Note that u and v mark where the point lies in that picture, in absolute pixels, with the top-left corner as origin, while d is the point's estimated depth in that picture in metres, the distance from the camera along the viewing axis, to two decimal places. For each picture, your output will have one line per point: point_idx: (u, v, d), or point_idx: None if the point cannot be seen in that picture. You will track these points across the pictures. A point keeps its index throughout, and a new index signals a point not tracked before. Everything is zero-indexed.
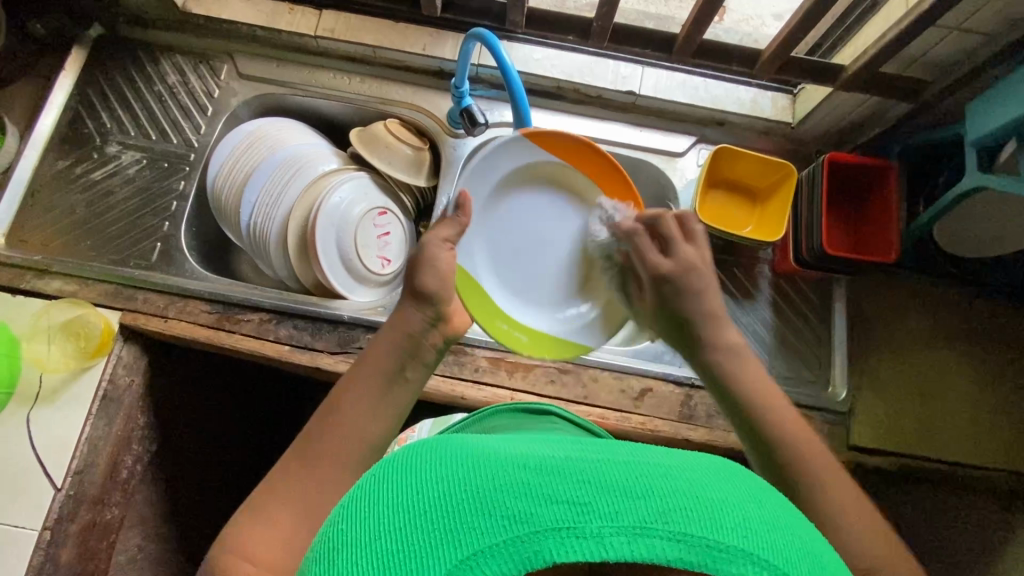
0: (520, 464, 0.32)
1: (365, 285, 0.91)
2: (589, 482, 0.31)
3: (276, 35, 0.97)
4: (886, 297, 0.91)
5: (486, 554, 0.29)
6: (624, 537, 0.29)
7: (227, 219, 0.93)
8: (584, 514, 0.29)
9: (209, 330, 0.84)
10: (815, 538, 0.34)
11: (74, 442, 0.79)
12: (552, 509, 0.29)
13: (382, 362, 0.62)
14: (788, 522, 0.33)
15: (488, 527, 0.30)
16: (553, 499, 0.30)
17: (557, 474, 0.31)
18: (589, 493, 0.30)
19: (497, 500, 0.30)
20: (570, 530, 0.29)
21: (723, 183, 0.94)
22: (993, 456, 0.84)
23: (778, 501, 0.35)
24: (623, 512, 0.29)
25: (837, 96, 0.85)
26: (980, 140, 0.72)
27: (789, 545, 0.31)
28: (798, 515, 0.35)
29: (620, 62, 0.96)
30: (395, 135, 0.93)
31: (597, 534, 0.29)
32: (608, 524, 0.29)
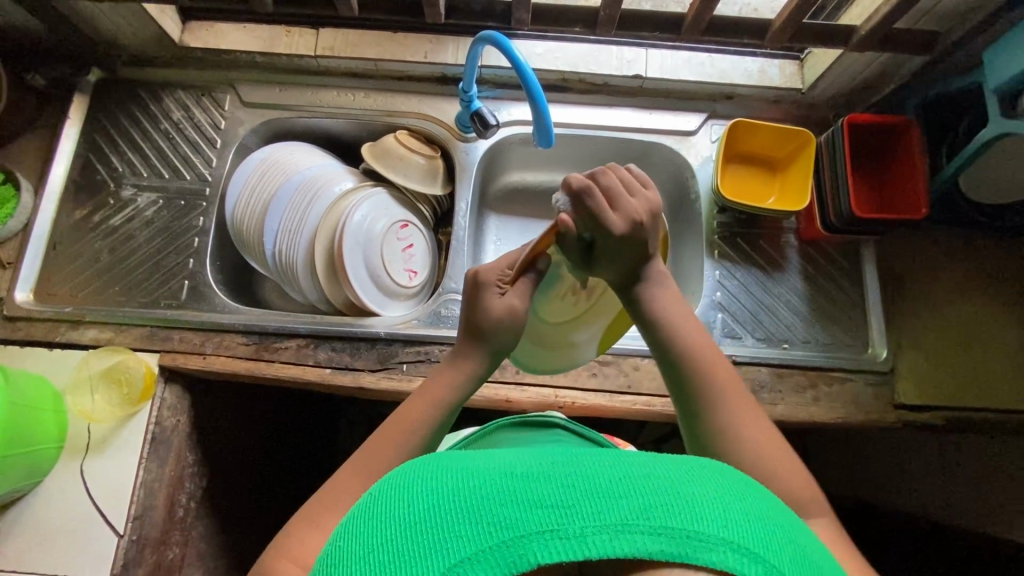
0: (508, 473, 0.35)
1: (395, 299, 0.91)
2: (573, 486, 0.33)
3: (276, 59, 0.97)
4: (915, 251, 0.91)
5: (474, 560, 0.31)
6: (606, 534, 0.31)
7: (251, 251, 0.92)
8: (568, 516, 0.32)
9: (249, 362, 0.84)
10: (795, 529, 0.36)
11: (130, 488, 0.80)
12: (535, 513, 0.32)
13: (433, 406, 0.59)
14: (768, 516, 0.35)
15: (475, 534, 0.32)
16: (537, 504, 0.33)
17: (542, 481, 0.34)
18: (571, 496, 0.33)
19: (485, 507, 0.33)
20: (554, 531, 0.31)
21: (740, 157, 0.93)
22: None
23: (759, 495, 0.37)
24: (605, 511, 0.32)
25: (847, 56, 0.85)
26: (1001, 87, 0.72)
27: (766, 533, 0.33)
28: (781, 512, 0.37)
29: (624, 47, 0.96)
30: (407, 147, 0.93)
31: (580, 534, 0.31)
32: (589, 523, 0.31)
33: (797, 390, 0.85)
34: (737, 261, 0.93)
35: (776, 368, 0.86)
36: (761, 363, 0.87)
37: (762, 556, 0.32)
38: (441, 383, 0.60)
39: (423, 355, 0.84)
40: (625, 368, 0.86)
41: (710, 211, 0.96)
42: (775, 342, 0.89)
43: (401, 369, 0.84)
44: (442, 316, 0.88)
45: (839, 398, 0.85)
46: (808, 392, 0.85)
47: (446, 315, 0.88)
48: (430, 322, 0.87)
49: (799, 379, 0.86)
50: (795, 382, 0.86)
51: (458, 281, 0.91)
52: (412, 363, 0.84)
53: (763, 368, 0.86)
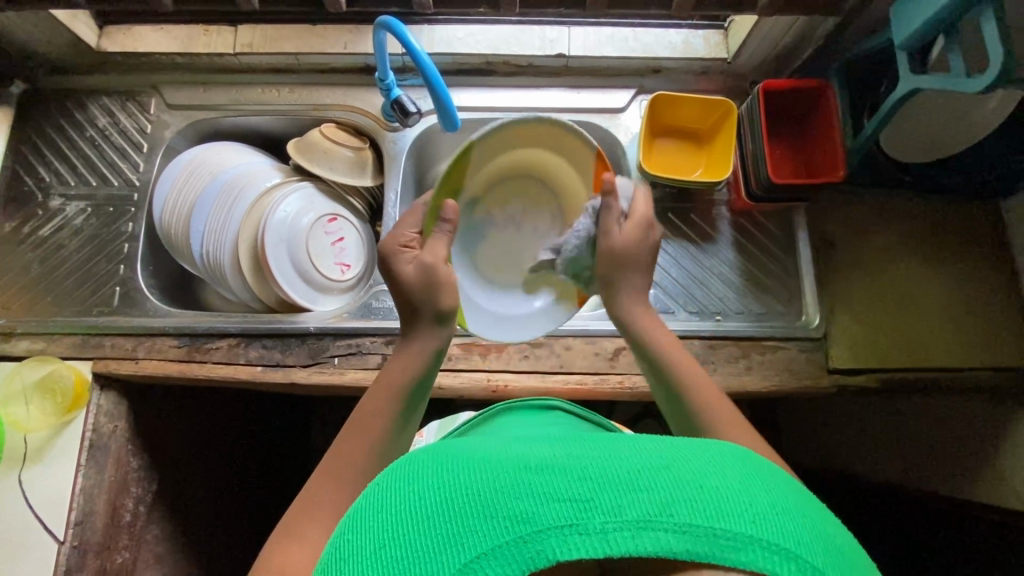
0: (524, 467, 0.35)
1: (326, 294, 0.90)
2: (590, 480, 0.34)
3: (196, 59, 0.96)
4: (846, 215, 0.91)
5: (492, 556, 0.32)
6: (627, 531, 0.32)
7: (182, 254, 0.92)
8: (587, 511, 0.32)
9: (180, 364, 0.84)
10: (832, 527, 0.35)
11: (68, 495, 0.80)
12: (553, 508, 0.33)
13: (407, 373, 0.62)
14: (802, 510, 0.34)
15: (492, 529, 0.33)
16: (557, 498, 0.33)
17: (559, 475, 0.34)
18: (590, 491, 0.33)
19: (503, 502, 0.33)
20: (573, 527, 0.32)
21: (667, 131, 0.92)
22: (971, 356, 0.85)
23: (792, 490, 0.36)
24: (624, 506, 0.32)
25: (763, 22, 0.84)
26: (907, 42, 0.71)
27: (799, 530, 0.32)
28: (816, 507, 0.36)
29: (545, 26, 0.95)
30: (332, 140, 0.92)
31: (600, 530, 0.32)
32: (610, 519, 0.32)
33: (729, 360, 0.85)
34: (671, 237, 0.92)
35: (710, 340, 0.86)
36: (693, 336, 0.86)
37: (794, 553, 0.31)
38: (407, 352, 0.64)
39: (354, 347, 0.84)
40: (557, 349, 0.86)
41: (641, 187, 0.95)
42: (709, 314, 0.89)
43: (332, 362, 0.84)
44: (372, 307, 0.87)
45: (771, 366, 0.85)
46: (740, 362, 0.85)
47: (376, 306, 0.87)
48: (361, 315, 0.87)
49: (731, 349, 0.86)
50: (728, 353, 0.86)
51: None
52: (342, 356, 0.84)
53: (696, 342, 0.86)
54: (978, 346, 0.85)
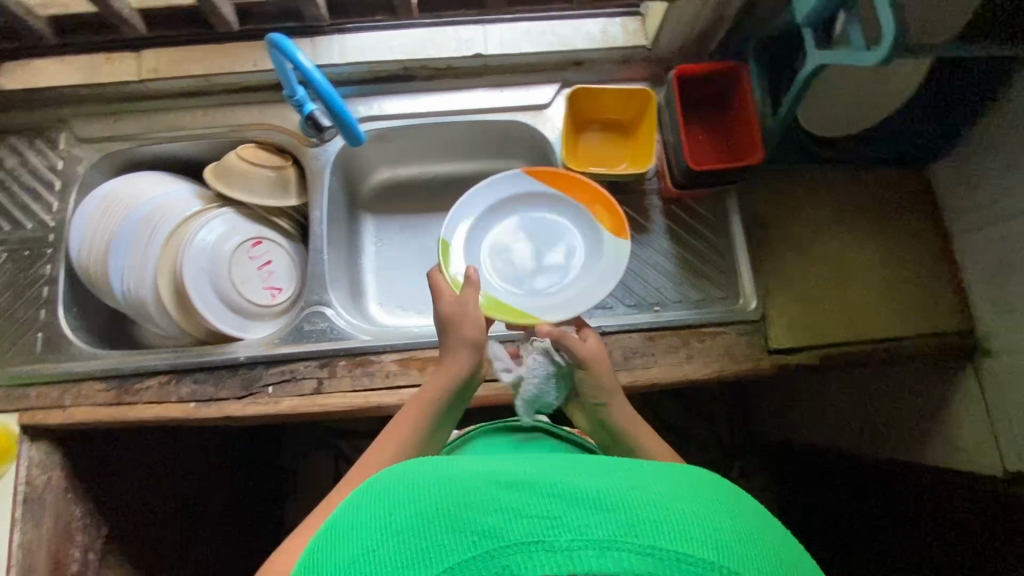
0: (499, 486, 0.40)
1: (257, 321, 0.88)
2: (561, 500, 0.38)
3: (102, 89, 0.93)
4: (777, 194, 0.90)
5: (466, 567, 0.35)
6: (593, 549, 0.36)
7: (104, 293, 0.88)
8: (556, 529, 0.36)
9: (110, 408, 0.82)
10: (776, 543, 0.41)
11: (5, 551, 0.79)
12: (525, 525, 0.37)
13: (443, 389, 0.71)
14: (748, 530, 0.40)
15: (466, 543, 0.36)
16: (527, 516, 0.37)
17: (531, 495, 0.39)
18: (561, 510, 0.37)
19: (481, 518, 0.37)
20: (542, 542, 0.36)
21: (592, 124, 0.91)
22: (910, 324, 0.85)
23: (744, 512, 0.42)
24: (591, 526, 0.36)
25: (675, 7, 0.82)
26: (810, 18, 0.70)
27: (742, 553, 0.38)
28: (764, 525, 0.42)
29: (459, 26, 0.93)
30: (250, 161, 0.89)
31: (567, 547, 0.36)
32: (577, 537, 0.36)
33: (670, 350, 0.85)
34: None
35: (649, 332, 0.86)
36: (631, 330, 0.86)
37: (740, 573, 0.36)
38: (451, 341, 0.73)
39: (288, 374, 0.82)
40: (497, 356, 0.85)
41: None
42: (647, 306, 0.88)
43: (266, 392, 0.82)
44: (305, 330, 0.86)
45: (712, 352, 0.85)
46: (680, 351, 0.85)
47: (309, 329, 0.86)
48: (293, 339, 0.85)
49: (671, 340, 0.85)
50: (667, 343, 0.85)
51: (321, 292, 0.88)
52: (277, 384, 0.82)
53: (635, 335, 0.86)
54: (914, 313, 0.85)
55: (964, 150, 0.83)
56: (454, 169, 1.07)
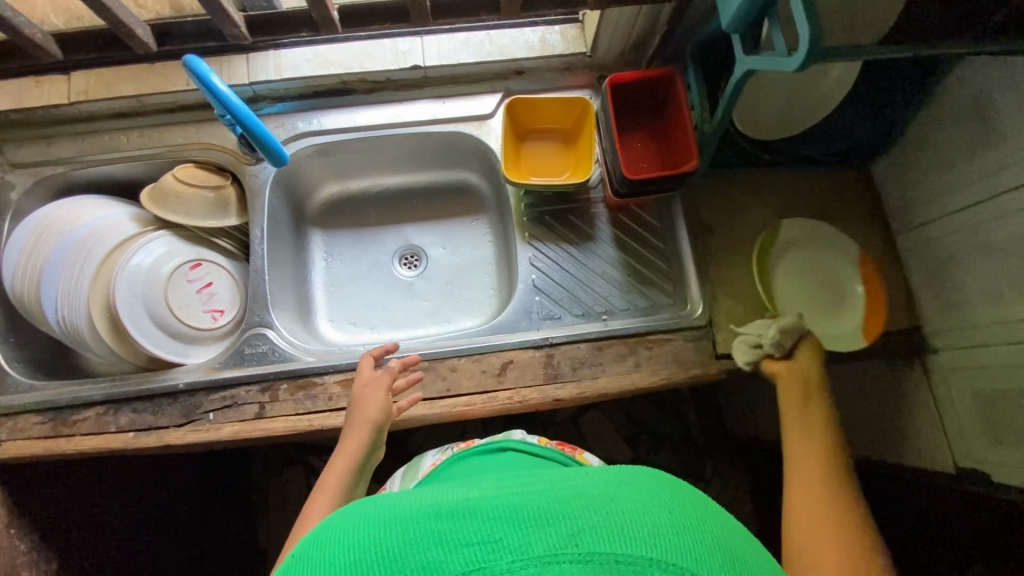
0: (434, 515, 0.35)
1: (198, 344, 0.86)
2: (499, 519, 0.34)
3: (32, 113, 0.90)
4: (721, 198, 0.90)
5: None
6: (534, 567, 0.31)
7: (37, 322, 0.86)
8: (495, 552, 0.32)
9: (46, 442, 0.80)
10: (737, 537, 0.37)
11: None
12: (461, 554, 0.32)
13: (358, 448, 0.71)
14: (702, 522, 0.36)
15: None
16: (464, 543, 0.33)
17: (468, 518, 0.34)
18: (500, 530, 0.33)
19: (412, 555, 0.33)
20: (481, 569, 0.31)
21: (534, 133, 0.90)
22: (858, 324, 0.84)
23: (694, 501, 0.38)
24: (531, 542, 0.32)
25: (608, 15, 0.81)
26: (735, 24, 0.69)
27: (695, 544, 0.34)
28: (722, 519, 0.38)
29: (397, 38, 0.92)
30: (186, 182, 0.87)
31: (508, 569, 0.31)
32: (516, 557, 0.32)
33: (617, 360, 0.84)
34: (548, 241, 0.91)
35: (596, 342, 0.85)
36: (578, 341, 0.85)
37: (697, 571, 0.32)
38: (360, 418, 0.73)
39: (229, 399, 0.81)
40: (443, 372, 0.84)
41: (518, 193, 0.93)
42: (595, 315, 0.88)
43: (208, 418, 0.80)
44: (245, 354, 0.84)
45: (660, 360, 0.84)
46: (628, 360, 0.84)
47: (250, 353, 0.84)
48: (235, 362, 0.84)
49: (619, 349, 0.85)
50: (615, 352, 0.84)
51: (263, 313, 0.87)
52: (218, 410, 0.80)
53: (583, 345, 0.85)
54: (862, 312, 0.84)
55: (903, 148, 0.82)
56: (404, 180, 1.06)
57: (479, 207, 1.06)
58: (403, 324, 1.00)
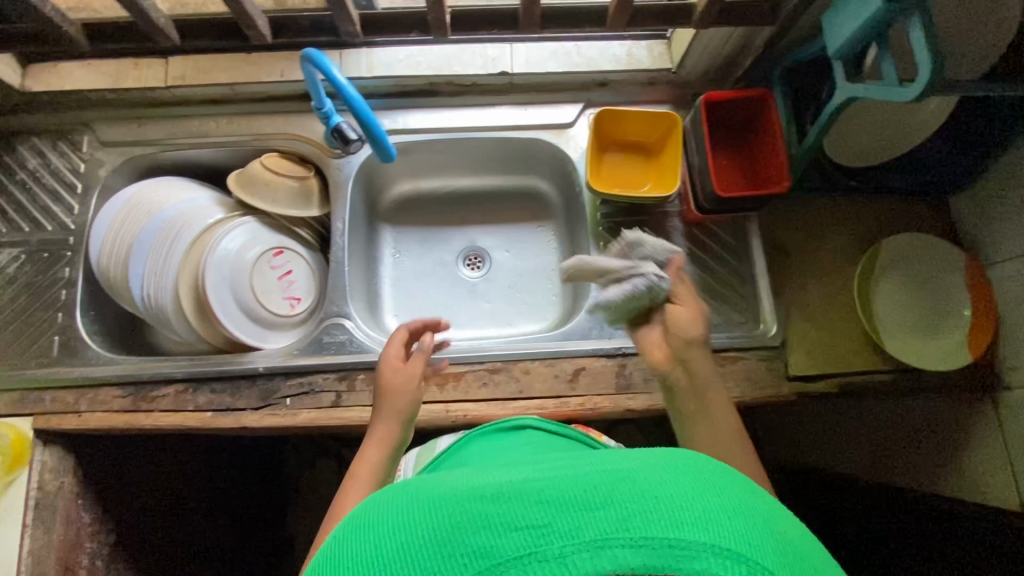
0: (484, 500, 0.36)
1: (276, 330, 0.88)
2: (547, 504, 0.35)
3: (127, 93, 0.92)
4: (797, 221, 0.91)
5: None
6: (587, 552, 0.32)
7: (120, 296, 0.88)
8: (545, 537, 0.33)
9: (126, 415, 0.82)
10: (780, 519, 0.38)
11: (16, 559, 0.78)
12: (513, 538, 0.33)
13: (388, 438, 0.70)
14: (745, 506, 0.37)
15: (454, 566, 0.33)
16: (514, 526, 0.34)
17: (518, 504, 0.35)
18: (548, 515, 0.34)
19: (467, 540, 0.34)
20: (533, 554, 0.33)
21: (616, 145, 0.92)
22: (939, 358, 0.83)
23: (737, 487, 0.39)
24: (581, 527, 0.33)
25: (703, 34, 0.83)
26: (842, 52, 0.70)
27: (745, 528, 0.35)
28: (763, 502, 0.39)
29: (487, 44, 0.94)
30: (273, 171, 0.89)
31: (559, 554, 0.32)
32: (568, 543, 0.33)
33: None
34: None
35: None
36: None
37: (745, 555, 0.33)
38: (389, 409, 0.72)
39: (306, 386, 0.82)
40: (516, 374, 0.85)
41: (594, 203, 0.94)
42: None
43: (285, 403, 0.82)
44: (324, 342, 0.85)
45: (731, 378, 0.85)
46: None
47: (329, 341, 0.85)
48: (313, 351, 0.85)
49: None
50: None
51: (341, 304, 0.89)
52: (295, 396, 0.82)
53: None
54: (941, 338, 0.84)
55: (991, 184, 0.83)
56: (475, 183, 1.07)
57: (547, 214, 1.06)
58: (467, 324, 1.01)
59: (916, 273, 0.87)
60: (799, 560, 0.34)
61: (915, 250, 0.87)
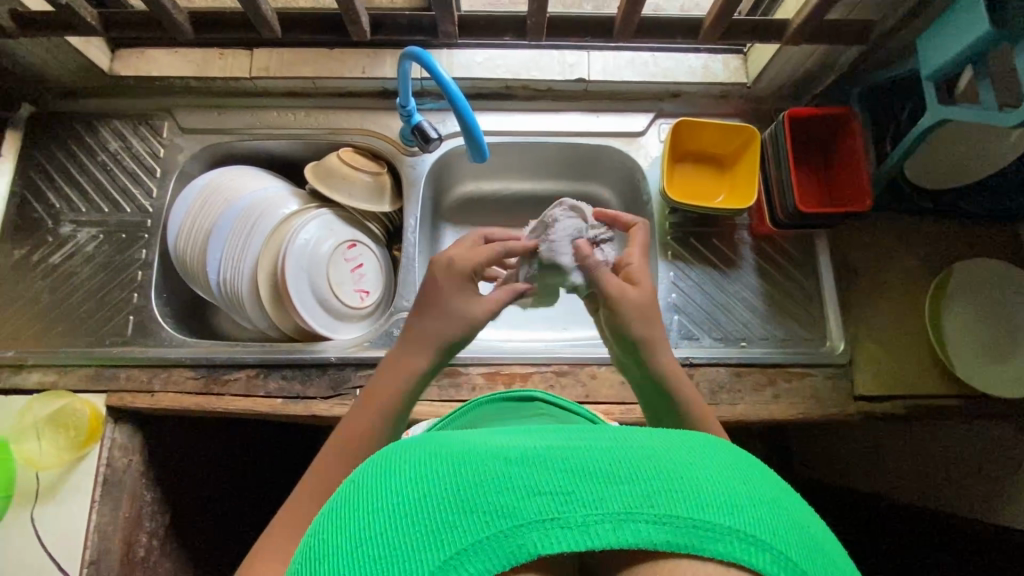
0: (502, 459, 0.32)
1: (345, 321, 0.90)
2: (570, 470, 0.31)
3: (211, 82, 0.94)
4: (867, 240, 0.91)
5: (472, 552, 0.29)
6: (608, 523, 0.29)
7: (196, 281, 0.91)
8: (568, 505, 0.30)
9: (198, 397, 0.83)
10: (803, 511, 0.34)
11: (83, 534, 0.78)
12: (535, 502, 0.30)
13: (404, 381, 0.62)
14: (774, 494, 0.33)
15: (471, 526, 0.29)
16: (535, 490, 0.30)
17: (541, 468, 0.31)
18: (570, 482, 0.31)
19: (482, 498, 0.30)
20: (553, 520, 0.30)
21: (689, 156, 0.92)
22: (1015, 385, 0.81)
23: (762, 473, 0.35)
24: (606, 498, 0.30)
25: (786, 50, 0.84)
26: (935, 75, 0.71)
27: (775, 518, 0.31)
28: (788, 490, 0.35)
29: (565, 50, 0.95)
30: (351, 165, 0.91)
31: (582, 523, 0.29)
32: (592, 511, 0.30)
33: (756, 388, 0.85)
34: (691, 261, 0.92)
35: (735, 367, 0.86)
36: (718, 364, 0.86)
37: (771, 544, 0.30)
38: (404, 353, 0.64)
39: None
40: (583, 378, 0.85)
41: (662, 211, 0.95)
42: (733, 341, 0.88)
43: (354, 394, 0.82)
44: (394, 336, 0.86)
45: (798, 393, 0.84)
46: (767, 390, 0.84)
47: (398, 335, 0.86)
48: (383, 343, 0.86)
49: (758, 377, 0.85)
50: (754, 381, 0.85)
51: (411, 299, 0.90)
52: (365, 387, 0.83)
53: (722, 369, 0.86)
54: (1015, 364, 0.82)
55: None
56: (537, 186, 1.07)
57: None
58: (525, 326, 1.02)
59: (991, 298, 0.85)
60: (828, 558, 0.31)
61: (991, 276, 0.86)
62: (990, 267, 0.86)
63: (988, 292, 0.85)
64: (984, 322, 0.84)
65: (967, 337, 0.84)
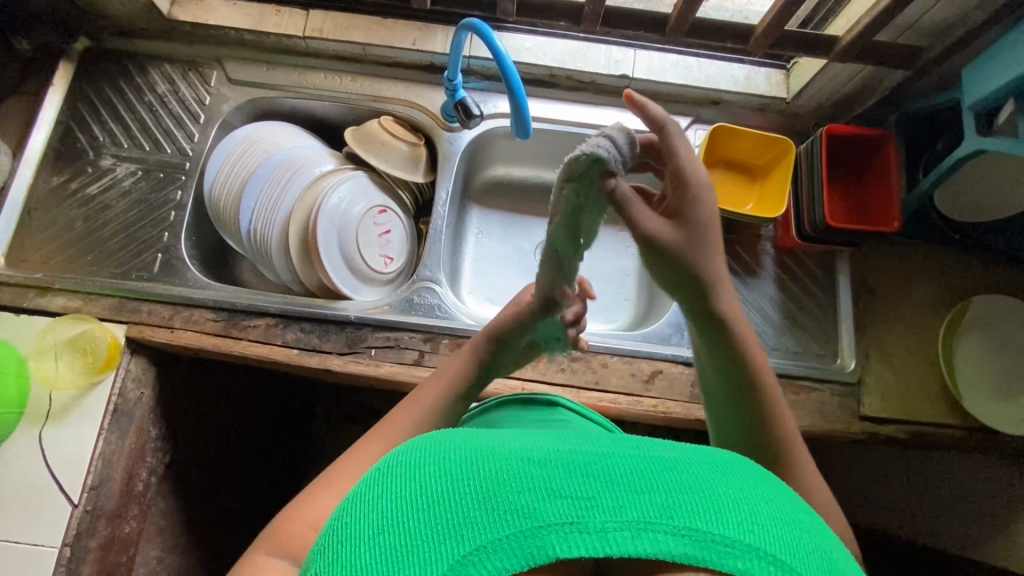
0: (524, 460, 0.32)
1: (369, 284, 0.91)
2: (592, 476, 0.31)
3: (264, 37, 0.96)
4: (887, 266, 0.92)
5: (490, 550, 0.29)
6: (628, 532, 0.29)
7: (227, 228, 0.92)
8: (589, 509, 0.29)
9: (216, 339, 0.84)
10: (826, 537, 0.33)
11: (88, 457, 0.79)
12: (555, 505, 0.29)
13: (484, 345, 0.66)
14: (793, 517, 0.32)
15: (492, 523, 0.29)
16: (558, 493, 0.30)
17: (559, 469, 0.31)
18: (590, 488, 0.30)
19: (503, 494, 0.30)
20: (573, 526, 0.29)
21: (722, 162, 0.94)
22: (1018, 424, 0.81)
23: (783, 498, 0.34)
24: (626, 506, 0.29)
25: (831, 68, 0.85)
26: (976, 105, 0.72)
27: (797, 541, 0.30)
28: (813, 518, 0.34)
29: (612, 46, 0.96)
30: (391, 133, 0.93)
31: (600, 529, 0.29)
32: (610, 519, 0.29)
33: None
34: None
35: None
36: None
37: (790, 564, 0.29)
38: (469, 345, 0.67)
39: (392, 341, 0.84)
40: (594, 365, 0.86)
41: None
42: None
43: (369, 353, 0.84)
44: (414, 303, 0.88)
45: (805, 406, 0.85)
46: None
47: (418, 302, 0.88)
48: (403, 309, 0.87)
49: None
50: None
51: (434, 270, 0.91)
52: (380, 348, 0.84)
53: None
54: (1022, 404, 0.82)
55: None
56: None
57: None
58: None
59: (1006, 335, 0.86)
60: None
61: (1008, 314, 0.86)
62: (1008, 306, 0.86)
63: (1003, 329, 0.86)
64: (996, 360, 0.85)
65: (977, 372, 0.85)
